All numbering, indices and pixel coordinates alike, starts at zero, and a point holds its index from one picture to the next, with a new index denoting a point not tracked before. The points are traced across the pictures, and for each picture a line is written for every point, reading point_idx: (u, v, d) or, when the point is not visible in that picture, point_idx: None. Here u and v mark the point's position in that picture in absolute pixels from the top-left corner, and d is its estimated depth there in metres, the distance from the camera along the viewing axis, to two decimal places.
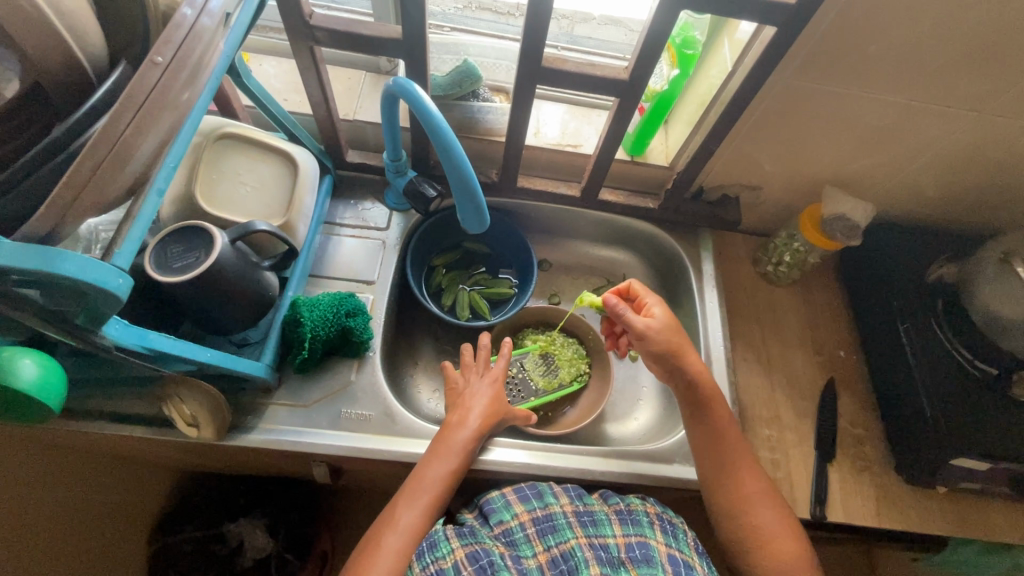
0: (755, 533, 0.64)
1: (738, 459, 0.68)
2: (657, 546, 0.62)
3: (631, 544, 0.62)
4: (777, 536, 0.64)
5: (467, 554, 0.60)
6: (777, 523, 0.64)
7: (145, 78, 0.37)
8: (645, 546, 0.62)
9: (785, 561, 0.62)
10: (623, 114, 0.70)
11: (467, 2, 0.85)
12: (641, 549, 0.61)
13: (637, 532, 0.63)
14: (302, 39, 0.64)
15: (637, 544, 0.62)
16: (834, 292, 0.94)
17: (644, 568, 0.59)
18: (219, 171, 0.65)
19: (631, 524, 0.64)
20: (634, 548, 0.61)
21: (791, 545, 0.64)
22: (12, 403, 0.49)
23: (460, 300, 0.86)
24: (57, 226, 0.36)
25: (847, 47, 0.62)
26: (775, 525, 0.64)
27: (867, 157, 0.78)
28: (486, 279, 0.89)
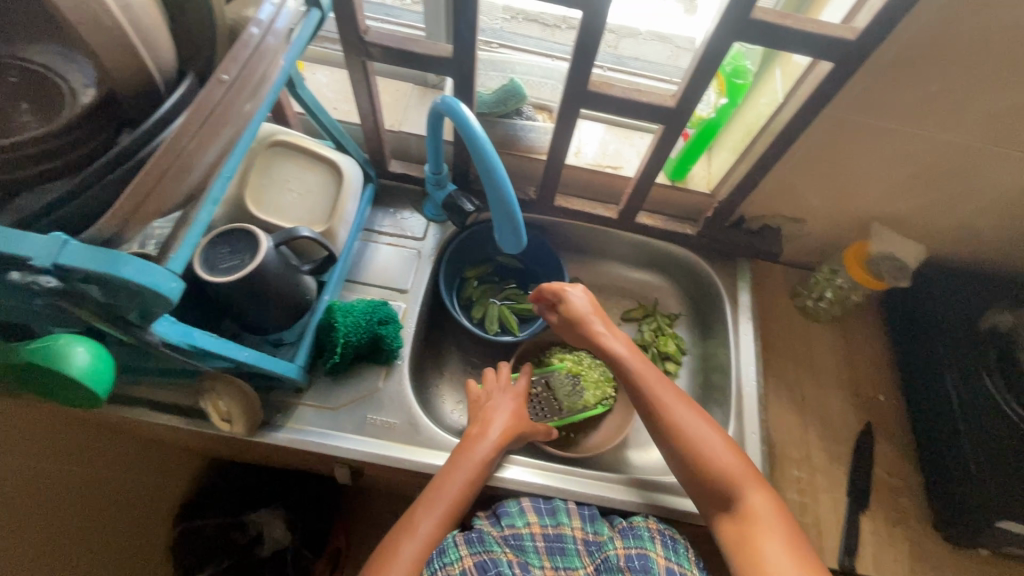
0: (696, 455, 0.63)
1: (666, 399, 0.66)
2: (656, 559, 0.62)
3: (631, 555, 0.62)
4: (728, 465, 0.62)
5: (475, 562, 0.60)
6: (727, 454, 0.63)
7: (210, 95, 0.39)
8: (644, 557, 0.61)
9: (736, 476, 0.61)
10: (666, 140, 0.69)
11: (514, 13, 0.86)
12: (640, 560, 0.61)
13: (637, 544, 0.63)
14: (356, 54, 0.66)
15: (636, 556, 0.62)
16: (876, 332, 0.90)
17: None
18: (268, 177, 0.68)
19: (631, 538, 0.64)
20: (633, 558, 0.61)
21: (747, 471, 0.62)
22: (66, 386, 0.51)
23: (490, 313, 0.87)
24: (120, 231, 0.38)
25: (905, 84, 0.60)
26: (722, 455, 0.63)
27: (922, 196, 0.75)
28: (518, 295, 0.89)
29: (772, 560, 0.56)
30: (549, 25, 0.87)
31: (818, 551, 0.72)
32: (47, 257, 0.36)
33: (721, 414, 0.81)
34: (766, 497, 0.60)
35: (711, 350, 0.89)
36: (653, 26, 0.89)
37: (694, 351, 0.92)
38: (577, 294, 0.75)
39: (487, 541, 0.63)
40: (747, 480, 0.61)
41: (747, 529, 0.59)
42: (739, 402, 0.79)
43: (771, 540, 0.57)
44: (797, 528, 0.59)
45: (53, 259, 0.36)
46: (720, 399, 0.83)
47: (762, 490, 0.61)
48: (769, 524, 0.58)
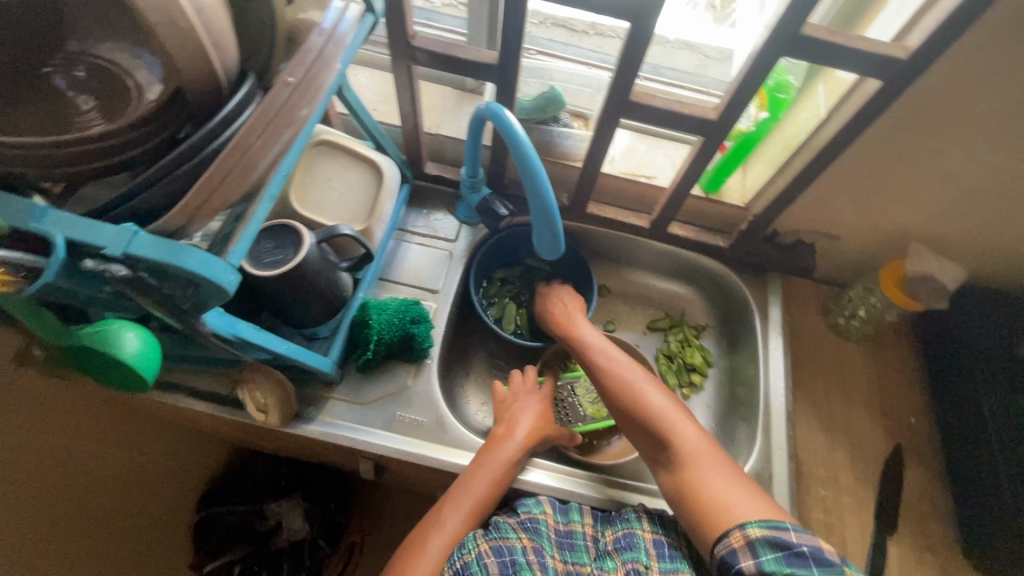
0: (635, 405, 0.66)
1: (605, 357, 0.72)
2: (642, 534, 0.63)
3: (618, 537, 0.63)
4: (657, 405, 0.65)
5: (491, 546, 0.61)
6: (658, 397, 0.66)
7: (278, 96, 0.41)
8: (630, 535, 0.63)
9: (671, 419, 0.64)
10: (704, 152, 0.69)
11: (544, 19, 0.87)
12: (625, 538, 0.63)
13: (625, 526, 0.64)
14: (402, 58, 0.67)
15: (623, 535, 0.63)
16: (909, 353, 0.89)
17: (627, 554, 0.61)
18: (311, 175, 0.70)
19: (619, 521, 0.65)
20: (620, 539, 0.63)
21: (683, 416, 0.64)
22: (116, 370, 0.53)
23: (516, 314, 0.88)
24: (186, 224, 0.39)
25: (955, 104, 0.60)
26: (653, 397, 0.66)
27: (964, 218, 0.74)
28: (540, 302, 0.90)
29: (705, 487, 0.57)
30: (577, 31, 0.87)
31: None
32: (118, 247, 0.38)
33: (747, 429, 0.81)
34: (698, 432, 0.63)
35: (739, 363, 0.88)
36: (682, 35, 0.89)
37: (720, 364, 0.92)
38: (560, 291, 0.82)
39: (504, 527, 0.64)
40: (676, 416, 0.64)
41: (682, 466, 0.60)
42: (767, 418, 0.78)
43: (704, 470, 0.59)
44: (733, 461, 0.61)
45: (124, 248, 0.38)
46: (747, 414, 0.82)
47: (695, 426, 0.63)
48: (700, 454, 0.60)
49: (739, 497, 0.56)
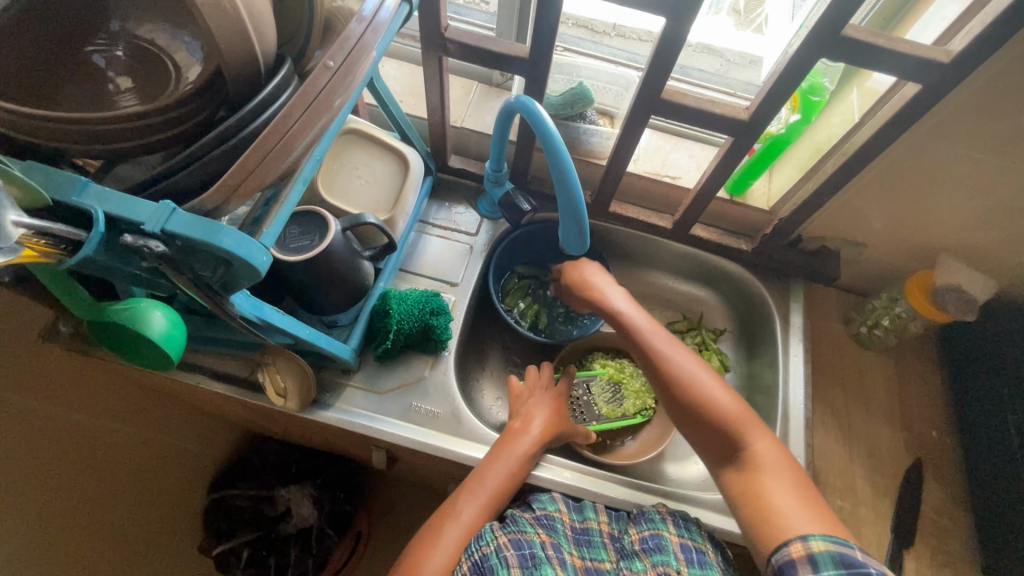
0: (698, 401, 0.63)
1: (667, 348, 0.67)
2: (669, 537, 0.62)
3: (644, 537, 0.62)
4: (728, 409, 0.62)
5: (510, 539, 0.59)
6: (727, 400, 0.63)
7: (317, 80, 0.41)
8: (657, 537, 0.62)
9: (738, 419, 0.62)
10: (733, 153, 0.69)
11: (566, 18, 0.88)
12: (653, 540, 0.62)
13: (650, 527, 0.64)
14: (434, 50, 0.67)
15: (650, 536, 0.62)
16: (932, 366, 0.87)
17: (656, 556, 0.60)
18: (338, 163, 0.71)
19: (644, 522, 0.65)
20: (647, 539, 0.62)
21: (747, 415, 0.62)
22: (142, 348, 0.54)
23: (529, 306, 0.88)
24: (223, 203, 0.40)
25: (996, 112, 0.58)
26: (723, 400, 0.63)
27: (997, 230, 0.72)
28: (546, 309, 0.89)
29: (777, 501, 0.55)
30: (599, 32, 0.88)
31: None
32: (156, 224, 0.38)
33: None
34: (770, 442, 0.60)
35: (757, 369, 0.87)
36: (702, 38, 0.89)
37: (737, 369, 0.91)
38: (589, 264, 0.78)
39: (521, 521, 0.62)
40: (748, 423, 0.61)
41: (752, 476, 0.58)
42: (786, 425, 0.77)
43: (777, 483, 0.57)
44: (803, 472, 0.59)
45: (161, 224, 0.38)
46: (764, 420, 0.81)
47: (765, 434, 0.61)
48: (773, 466, 0.58)
49: (809, 513, 0.54)
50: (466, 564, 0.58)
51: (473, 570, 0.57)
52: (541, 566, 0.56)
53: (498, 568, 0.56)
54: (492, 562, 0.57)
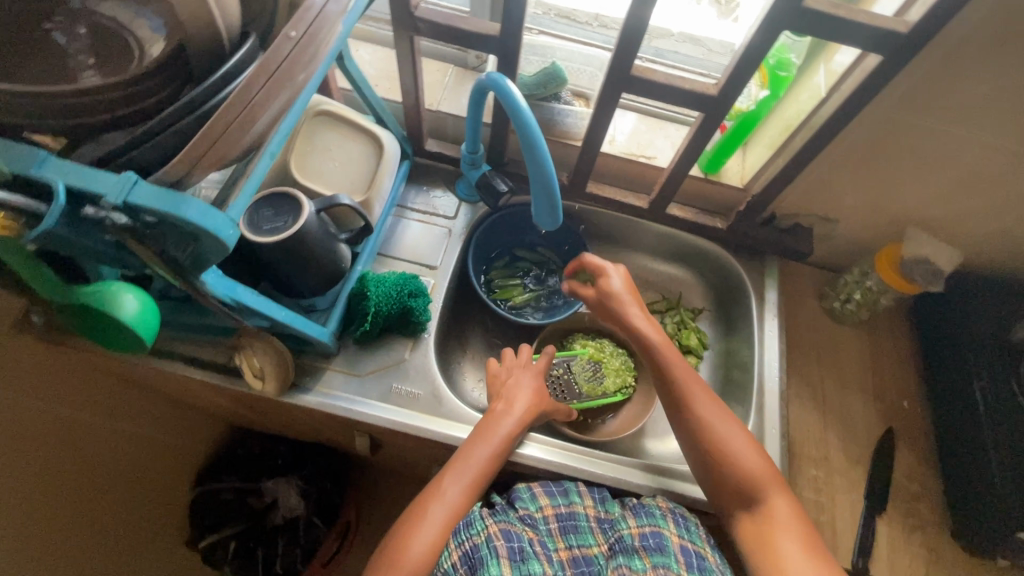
0: (721, 452, 0.64)
1: (695, 391, 0.67)
2: (670, 536, 0.63)
3: (645, 534, 0.63)
4: (751, 466, 0.63)
5: (500, 530, 0.61)
6: (754, 460, 0.64)
7: (280, 49, 0.42)
8: (658, 535, 0.62)
9: (758, 476, 0.63)
10: (705, 129, 0.70)
11: (548, 9, 0.87)
12: (654, 538, 0.62)
13: (651, 523, 0.64)
14: (405, 29, 0.67)
15: (651, 534, 0.63)
16: (903, 337, 0.90)
17: (657, 557, 0.60)
18: (311, 145, 0.70)
19: (645, 516, 0.65)
20: (648, 537, 0.62)
21: (768, 471, 0.63)
22: (115, 332, 0.53)
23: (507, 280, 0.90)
24: (187, 174, 0.40)
25: (955, 84, 0.60)
26: (747, 457, 0.64)
27: (960, 201, 0.74)
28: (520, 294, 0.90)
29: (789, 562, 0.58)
30: (584, 22, 0.87)
31: (832, 550, 0.72)
32: (119, 195, 0.38)
33: (741, 409, 0.81)
34: (789, 503, 0.62)
35: (734, 345, 0.89)
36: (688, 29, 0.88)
37: (716, 346, 0.92)
38: (616, 275, 0.75)
39: (509, 514, 0.65)
40: (769, 483, 0.62)
41: (769, 535, 0.60)
42: (760, 397, 0.79)
43: (790, 542, 0.59)
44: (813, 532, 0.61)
45: (124, 196, 0.38)
46: (741, 394, 0.83)
47: (790, 501, 0.62)
48: (789, 528, 0.60)
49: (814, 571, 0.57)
50: (456, 551, 0.61)
51: (464, 559, 0.61)
52: (528, 560, 0.59)
53: (488, 559, 0.59)
54: (482, 553, 0.60)
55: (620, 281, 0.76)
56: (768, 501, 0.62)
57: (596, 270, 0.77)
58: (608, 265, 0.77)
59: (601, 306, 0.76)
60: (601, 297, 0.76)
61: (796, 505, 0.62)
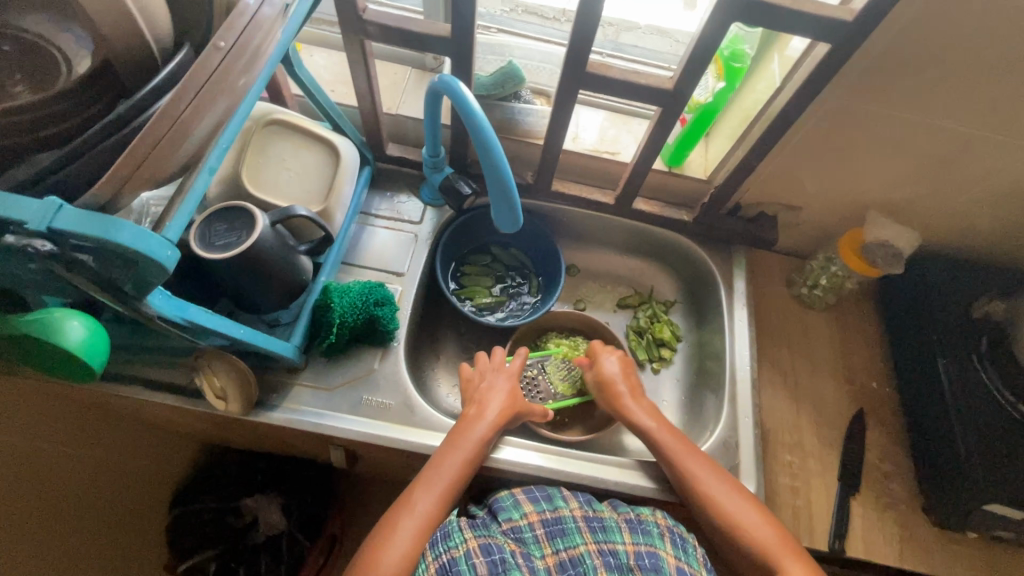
0: (734, 528, 0.62)
1: (698, 471, 0.66)
2: (666, 557, 0.60)
3: (640, 552, 0.60)
4: (767, 538, 0.61)
5: (480, 545, 0.59)
6: (768, 532, 0.62)
7: (208, 60, 0.39)
8: (654, 556, 0.60)
9: (774, 547, 0.60)
10: (664, 123, 0.70)
11: (513, 6, 0.86)
12: (650, 559, 0.59)
13: (647, 542, 0.61)
14: (354, 33, 0.65)
15: (647, 554, 0.60)
16: (870, 319, 0.91)
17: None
18: (265, 156, 0.68)
19: (640, 533, 0.62)
20: (643, 556, 0.59)
21: (783, 540, 0.61)
22: (60, 359, 0.51)
23: (478, 281, 0.89)
24: (116, 196, 0.38)
25: (901, 70, 0.61)
26: (760, 527, 0.62)
27: (917, 183, 0.75)
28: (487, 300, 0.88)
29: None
30: (548, 17, 0.87)
31: (809, 534, 0.73)
32: (42, 221, 0.36)
33: (715, 400, 0.82)
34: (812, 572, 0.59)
35: (706, 336, 0.89)
36: (654, 20, 0.89)
37: (689, 338, 0.93)
38: (611, 359, 0.79)
39: (492, 528, 0.63)
40: (783, 551, 0.60)
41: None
42: (733, 387, 0.79)
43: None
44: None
45: (48, 222, 0.36)
46: (715, 384, 0.83)
47: (778, 532, 0.62)
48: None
49: None
50: (433, 565, 0.59)
51: (440, 571, 0.58)
52: (509, 571, 0.57)
53: (466, 575, 0.56)
54: (460, 566, 0.57)
55: (616, 365, 0.79)
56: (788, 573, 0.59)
57: (594, 356, 0.81)
58: (605, 350, 0.81)
59: (600, 391, 0.78)
60: (598, 381, 0.78)
61: (785, 537, 0.61)
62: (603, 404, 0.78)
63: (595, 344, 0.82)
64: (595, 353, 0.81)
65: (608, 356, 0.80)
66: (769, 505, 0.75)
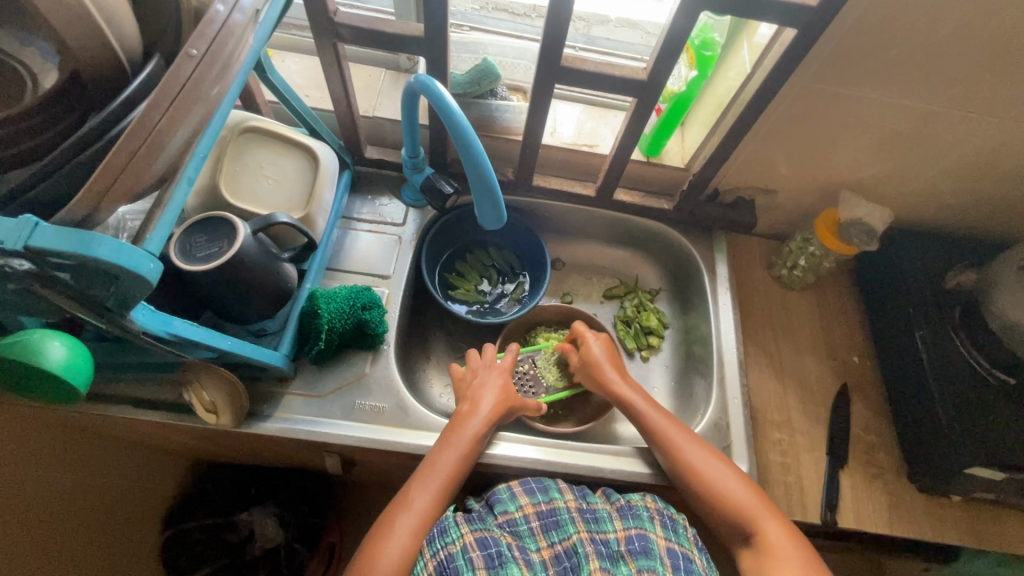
0: (712, 493, 0.64)
1: (680, 440, 0.68)
2: (656, 540, 0.61)
3: (631, 537, 0.61)
4: (743, 500, 0.63)
5: (476, 539, 0.60)
6: (745, 494, 0.64)
7: (181, 69, 0.39)
8: (644, 538, 0.61)
9: (751, 507, 0.63)
10: (640, 113, 0.70)
11: (483, 3, 0.87)
12: (640, 542, 0.60)
13: (637, 525, 0.62)
14: (326, 36, 0.65)
15: (637, 537, 0.61)
16: (848, 296, 0.93)
17: (642, 561, 0.59)
18: (241, 164, 0.67)
19: (631, 518, 0.63)
20: (633, 540, 0.60)
21: (758, 502, 0.63)
22: (42, 382, 0.50)
23: (464, 281, 0.89)
24: (93, 211, 0.37)
25: (866, 52, 0.62)
26: (738, 491, 0.64)
27: (887, 161, 0.77)
28: (467, 292, 0.88)
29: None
30: (519, 14, 0.88)
31: (801, 508, 0.75)
32: (18, 240, 0.35)
33: (704, 383, 0.83)
34: (787, 530, 0.61)
35: (692, 322, 0.91)
36: (623, 14, 0.90)
37: (676, 325, 0.94)
38: (597, 342, 0.79)
39: (487, 522, 0.63)
40: (762, 512, 0.62)
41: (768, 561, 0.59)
42: (721, 369, 0.81)
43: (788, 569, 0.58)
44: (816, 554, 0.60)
45: (24, 241, 0.35)
46: (703, 368, 0.85)
47: (754, 493, 0.64)
48: (786, 554, 0.59)
49: None
50: (431, 563, 0.59)
51: (439, 568, 0.58)
52: (505, 565, 0.57)
53: (463, 570, 0.57)
54: (458, 562, 0.57)
55: (601, 347, 0.79)
56: (762, 531, 0.61)
57: (580, 337, 0.81)
58: (591, 333, 0.81)
59: (587, 374, 0.79)
60: (584, 361, 0.79)
61: (761, 498, 0.63)
62: (592, 386, 0.79)
63: (580, 327, 0.83)
64: (581, 335, 0.81)
65: (593, 340, 0.80)
66: (762, 483, 0.76)
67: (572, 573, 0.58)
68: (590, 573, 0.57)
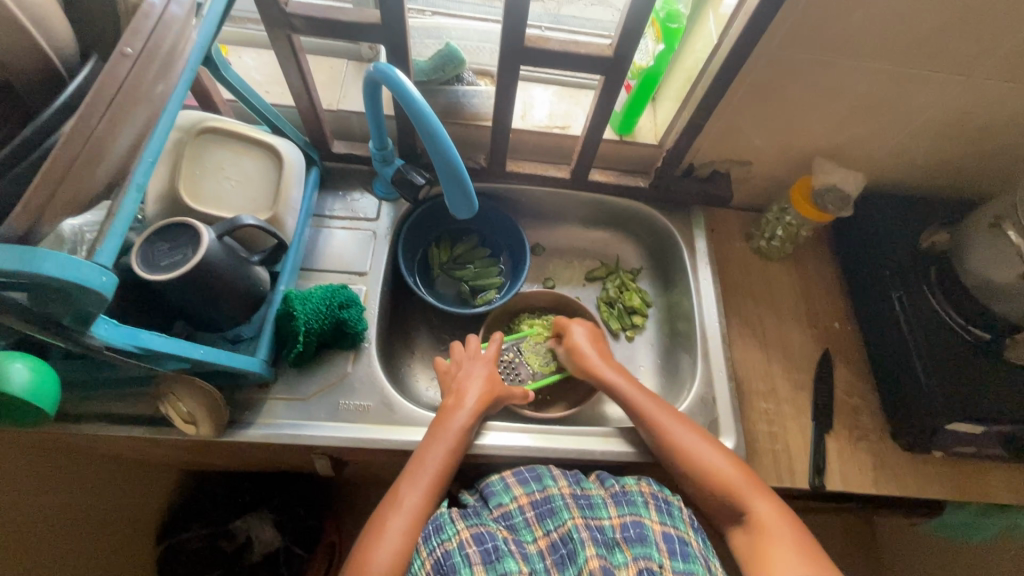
0: (703, 470, 0.65)
1: (667, 420, 0.68)
2: (651, 526, 0.61)
3: (626, 524, 0.61)
4: (728, 476, 0.64)
5: (472, 534, 0.59)
6: (729, 469, 0.64)
7: (115, 71, 0.37)
8: (639, 525, 0.61)
9: (733, 488, 0.63)
10: (608, 92, 0.69)
11: None
12: (635, 529, 0.60)
13: (632, 511, 0.62)
14: (279, 28, 0.62)
15: (632, 523, 0.61)
16: (826, 263, 0.94)
17: (638, 549, 0.59)
18: (202, 167, 0.65)
19: (626, 505, 0.63)
20: (629, 528, 0.61)
21: (745, 483, 0.63)
22: (5, 405, 0.48)
23: (444, 256, 0.89)
24: (35, 225, 0.35)
25: (830, 19, 0.61)
26: (722, 471, 0.64)
27: (858, 126, 0.77)
28: (438, 254, 0.89)
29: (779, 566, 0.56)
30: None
31: (789, 474, 0.76)
32: None
33: (689, 359, 0.84)
34: (770, 506, 0.61)
35: (674, 298, 0.91)
36: None
37: (659, 302, 0.94)
38: (579, 330, 0.79)
39: (482, 517, 0.63)
40: (755, 495, 0.62)
41: (763, 544, 0.59)
42: (705, 344, 0.81)
43: (781, 550, 0.58)
44: (803, 526, 0.61)
45: None
46: (688, 344, 0.85)
47: (737, 468, 0.64)
48: (778, 530, 0.59)
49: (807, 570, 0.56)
50: (427, 562, 0.59)
51: (435, 567, 0.58)
52: (503, 558, 0.57)
53: (460, 567, 0.56)
54: (454, 560, 0.57)
55: (583, 336, 0.79)
56: (749, 509, 0.62)
57: (563, 328, 0.82)
58: (574, 321, 0.82)
59: (573, 364, 0.79)
60: (569, 351, 0.79)
61: (742, 471, 0.64)
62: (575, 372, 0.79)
63: (563, 320, 0.83)
64: (564, 327, 0.82)
65: (577, 331, 0.79)
66: (750, 454, 0.77)
67: (570, 561, 0.58)
68: (586, 561, 0.57)
